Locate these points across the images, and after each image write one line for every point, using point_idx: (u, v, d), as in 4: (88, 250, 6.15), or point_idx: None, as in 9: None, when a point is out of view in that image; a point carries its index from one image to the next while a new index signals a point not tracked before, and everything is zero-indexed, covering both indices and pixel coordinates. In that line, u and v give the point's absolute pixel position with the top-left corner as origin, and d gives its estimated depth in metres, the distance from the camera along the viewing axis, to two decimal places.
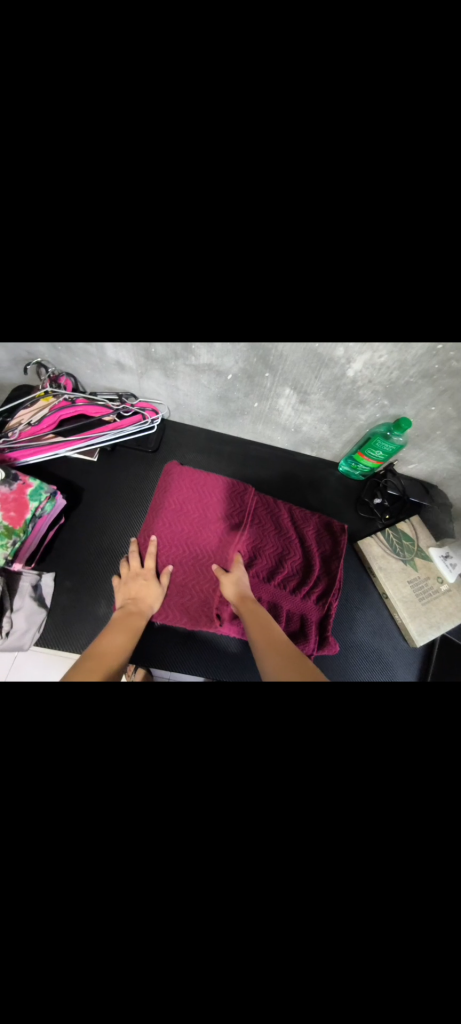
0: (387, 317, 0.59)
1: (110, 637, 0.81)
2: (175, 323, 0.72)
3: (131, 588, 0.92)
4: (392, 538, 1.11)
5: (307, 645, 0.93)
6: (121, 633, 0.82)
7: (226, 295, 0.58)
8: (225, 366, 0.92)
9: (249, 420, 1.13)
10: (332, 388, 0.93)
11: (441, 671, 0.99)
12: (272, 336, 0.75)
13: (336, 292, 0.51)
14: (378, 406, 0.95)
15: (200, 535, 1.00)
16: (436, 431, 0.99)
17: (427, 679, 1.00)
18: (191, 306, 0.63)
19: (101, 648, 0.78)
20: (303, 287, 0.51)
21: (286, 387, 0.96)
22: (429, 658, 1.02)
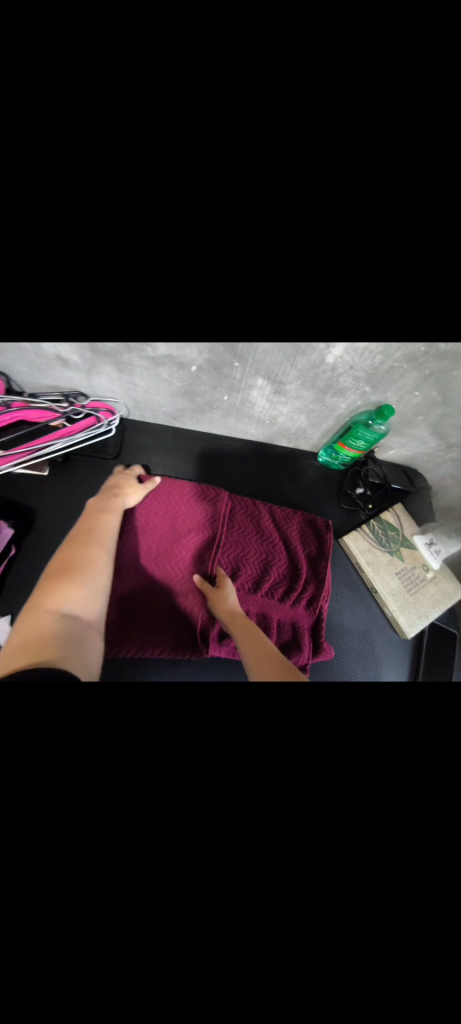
0: (376, 311, 0.52)
1: (94, 535, 0.79)
2: (123, 315, 0.59)
3: (114, 487, 0.91)
4: (377, 531, 1.07)
5: (302, 653, 0.89)
6: (104, 532, 0.81)
7: (184, 279, 0.47)
8: (188, 357, 0.80)
9: (219, 415, 1.02)
10: (310, 377, 0.83)
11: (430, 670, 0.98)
12: (242, 328, 0.64)
13: (319, 271, 0.42)
14: (359, 393, 0.87)
15: (175, 555, 0.91)
16: (419, 416, 0.94)
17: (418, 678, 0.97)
18: (139, 292, 0.50)
19: (87, 554, 0.74)
20: (282, 250, 0.40)
21: (259, 377, 0.85)
22: (419, 657, 1.00)
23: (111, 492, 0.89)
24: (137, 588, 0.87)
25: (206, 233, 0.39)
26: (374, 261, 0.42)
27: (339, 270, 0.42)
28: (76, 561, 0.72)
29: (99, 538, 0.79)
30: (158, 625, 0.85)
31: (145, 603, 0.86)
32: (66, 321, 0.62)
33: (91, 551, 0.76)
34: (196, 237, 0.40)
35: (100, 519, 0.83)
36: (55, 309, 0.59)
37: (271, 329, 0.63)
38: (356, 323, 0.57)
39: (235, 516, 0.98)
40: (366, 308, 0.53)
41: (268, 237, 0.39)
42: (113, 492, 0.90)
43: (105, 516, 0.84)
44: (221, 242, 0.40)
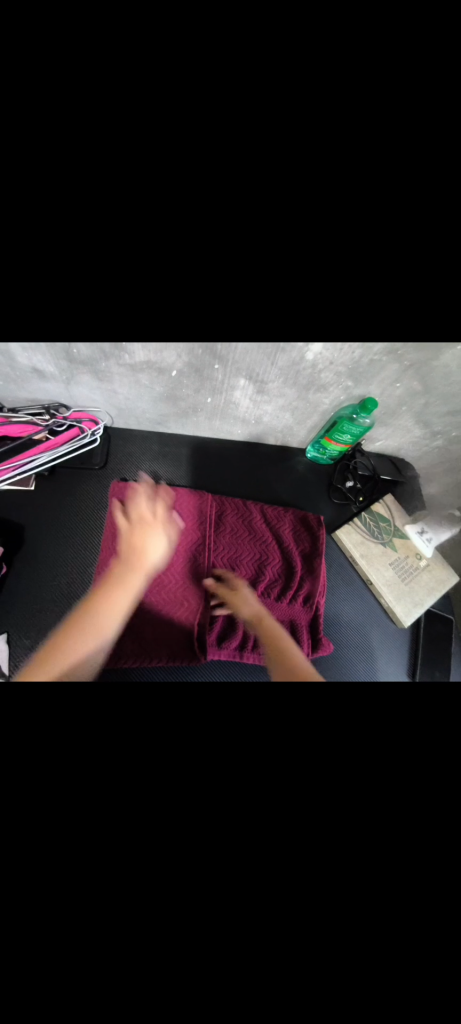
0: (350, 305, 0.52)
1: (108, 592, 0.79)
2: (96, 314, 0.58)
3: (136, 532, 0.88)
4: (369, 523, 1.08)
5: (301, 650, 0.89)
6: (121, 592, 0.79)
7: (153, 278, 0.46)
8: (167, 361, 0.79)
9: (204, 417, 1.01)
10: (291, 373, 0.83)
11: (428, 670, 0.98)
12: (220, 329, 0.64)
13: (288, 267, 0.42)
14: (342, 388, 0.87)
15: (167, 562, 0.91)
16: (402, 407, 0.94)
17: (416, 675, 0.98)
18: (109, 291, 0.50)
19: (94, 613, 0.76)
20: (248, 240, 0.40)
21: (241, 378, 0.85)
22: (416, 652, 1.00)
23: (133, 537, 0.87)
24: None
25: (176, 218, 0.38)
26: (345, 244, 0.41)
27: (310, 257, 0.42)
28: (86, 619, 0.76)
29: (112, 597, 0.78)
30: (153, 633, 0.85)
31: (140, 610, 0.86)
32: (39, 320, 0.61)
33: (102, 610, 0.76)
34: (163, 230, 0.39)
35: (119, 574, 0.82)
36: (27, 316, 0.59)
37: (248, 328, 0.62)
38: (334, 315, 0.57)
39: (227, 519, 0.98)
40: (341, 304, 0.53)
41: (235, 220, 0.38)
42: (132, 541, 0.87)
43: (124, 574, 0.82)
44: (191, 227, 0.39)
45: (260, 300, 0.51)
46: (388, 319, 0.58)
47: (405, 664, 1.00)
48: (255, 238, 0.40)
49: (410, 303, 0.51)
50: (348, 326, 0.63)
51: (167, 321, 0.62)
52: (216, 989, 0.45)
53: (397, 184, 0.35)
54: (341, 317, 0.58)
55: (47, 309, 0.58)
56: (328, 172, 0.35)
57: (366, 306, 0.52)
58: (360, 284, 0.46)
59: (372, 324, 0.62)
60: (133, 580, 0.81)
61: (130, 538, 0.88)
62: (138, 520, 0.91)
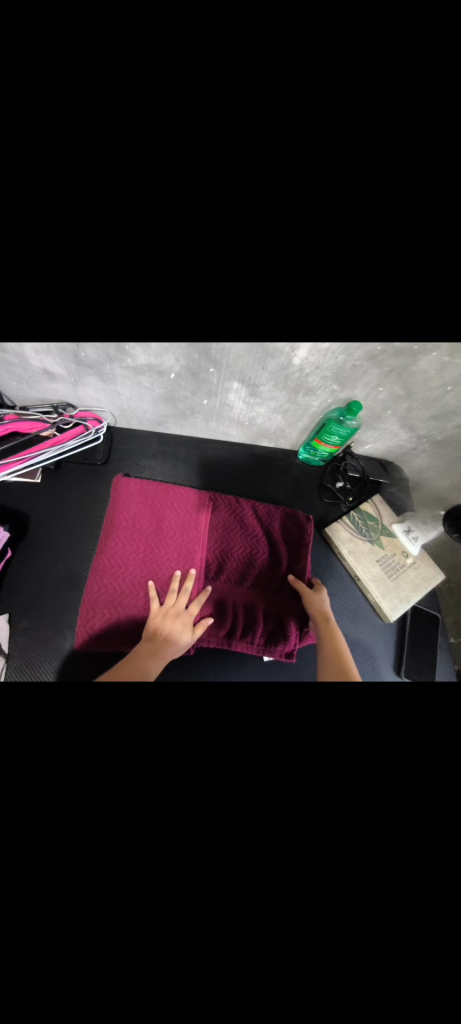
0: (328, 309, 0.59)
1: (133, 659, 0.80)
2: (102, 318, 0.66)
3: (166, 617, 0.87)
4: (357, 520, 1.12)
5: (287, 643, 0.91)
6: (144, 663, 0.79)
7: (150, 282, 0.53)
8: (166, 365, 0.87)
9: (201, 419, 1.08)
10: (280, 377, 0.90)
11: (413, 669, 1.00)
12: (213, 330, 0.71)
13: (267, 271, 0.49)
14: (329, 391, 0.94)
15: (161, 554, 0.96)
16: (387, 412, 1.01)
17: (401, 672, 1.00)
18: (112, 291, 0.57)
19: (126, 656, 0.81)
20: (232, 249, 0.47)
21: (234, 381, 0.92)
22: (401, 649, 1.03)
23: (164, 625, 0.85)
24: (127, 587, 0.91)
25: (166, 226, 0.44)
26: None
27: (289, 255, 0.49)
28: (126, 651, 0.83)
29: (139, 659, 0.80)
30: (143, 610, 0.90)
31: (132, 593, 0.91)
32: (53, 323, 0.68)
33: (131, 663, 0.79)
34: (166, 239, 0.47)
35: (145, 648, 0.81)
36: (43, 317, 0.67)
37: (237, 331, 0.69)
38: (320, 316, 0.62)
39: (219, 516, 1.03)
40: (320, 307, 0.59)
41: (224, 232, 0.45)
42: (161, 629, 0.85)
43: (150, 652, 0.81)
44: None
45: (248, 302, 0.58)
46: (362, 323, 0.65)
47: (391, 656, 1.02)
48: (214, 226, 0.43)
49: (381, 305, 0.57)
50: (328, 329, 0.69)
51: (166, 325, 0.70)
52: None
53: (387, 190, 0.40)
54: (320, 320, 0.65)
55: (56, 311, 0.64)
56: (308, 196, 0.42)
57: (342, 307, 0.59)
58: (330, 290, 0.52)
59: (351, 327, 0.68)
60: (153, 661, 0.80)
61: (160, 623, 0.86)
62: (171, 609, 0.88)
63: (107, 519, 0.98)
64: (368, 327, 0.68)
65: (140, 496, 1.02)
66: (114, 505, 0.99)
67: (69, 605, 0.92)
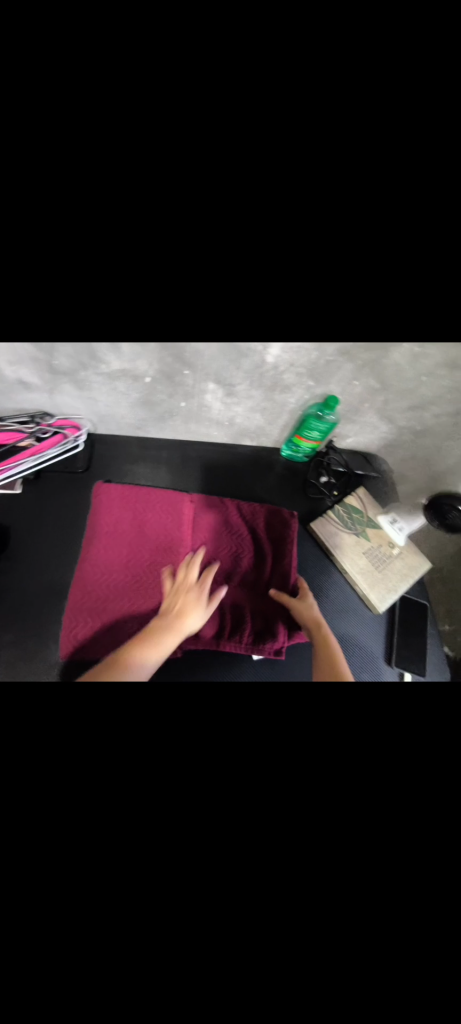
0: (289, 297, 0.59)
1: (148, 638, 0.81)
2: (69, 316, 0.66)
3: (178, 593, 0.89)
4: (343, 514, 1.12)
5: (276, 643, 0.92)
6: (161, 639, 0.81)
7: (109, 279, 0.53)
8: (140, 368, 0.87)
9: (181, 421, 1.08)
10: (256, 376, 0.90)
11: (403, 658, 1.00)
12: (182, 327, 0.71)
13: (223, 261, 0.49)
14: (305, 387, 0.94)
15: (144, 557, 0.96)
16: (365, 405, 1.01)
17: (392, 662, 1.00)
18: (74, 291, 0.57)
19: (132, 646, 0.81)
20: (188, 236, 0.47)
21: (210, 382, 0.92)
22: (391, 639, 1.03)
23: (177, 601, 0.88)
24: (112, 592, 0.91)
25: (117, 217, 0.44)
26: (266, 238, 0.49)
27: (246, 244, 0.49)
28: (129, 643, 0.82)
29: (154, 637, 0.81)
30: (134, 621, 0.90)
31: (117, 597, 0.91)
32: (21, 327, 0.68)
33: (144, 644, 0.80)
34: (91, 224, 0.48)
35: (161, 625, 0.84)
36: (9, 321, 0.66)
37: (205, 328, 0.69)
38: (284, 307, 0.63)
39: (203, 518, 1.03)
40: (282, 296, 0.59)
41: (181, 214, 0.47)
42: (176, 606, 0.87)
43: (165, 629, 0.83)
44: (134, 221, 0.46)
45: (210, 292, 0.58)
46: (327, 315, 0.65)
47: (382, 647, 1.02)
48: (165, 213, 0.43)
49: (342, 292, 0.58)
50: (296, 322, 0.70)
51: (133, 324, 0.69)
52: None
53: (329, 175, 0.44)
54: (286, 308, 0.65)
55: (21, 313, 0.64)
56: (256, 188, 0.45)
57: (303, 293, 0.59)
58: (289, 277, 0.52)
59: (318, 318, 0.69)
60: (170, 635, 0.82)
61: (173, 599, 0.88)
62: (183, 584, 0.90)
63: (89, 524, 0.98)
64: (334, 315, 0.69)
65: (121, 500, 1.02)
66: (95, 509, 0.99)
67: (53, 614, 0.91)
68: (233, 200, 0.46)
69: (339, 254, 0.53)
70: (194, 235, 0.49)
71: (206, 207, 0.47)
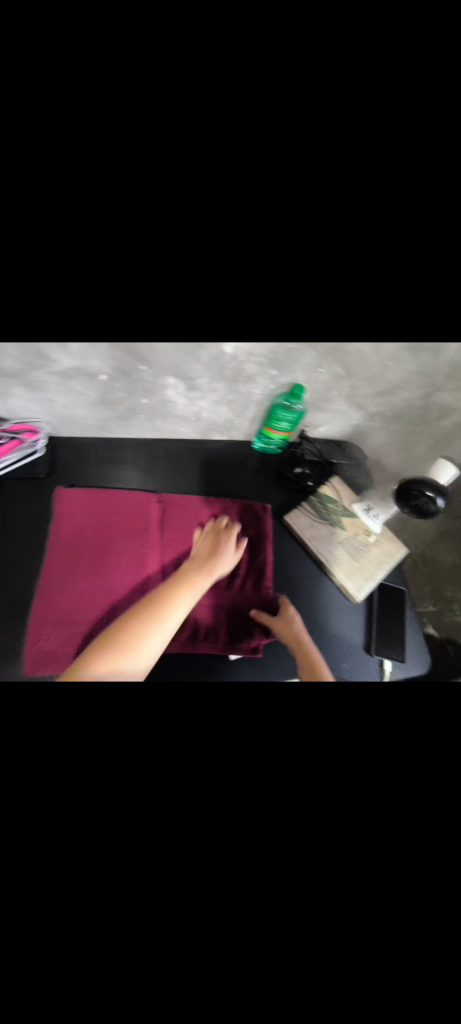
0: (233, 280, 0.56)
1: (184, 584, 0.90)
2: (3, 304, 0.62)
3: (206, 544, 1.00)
4: (317, 505, 1.12)
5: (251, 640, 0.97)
6: (196, 582, 0.90)
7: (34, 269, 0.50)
8: (93, 366, 0.83)
9: (145, 419, 1.04)
10: (216, 368, 0.87)
11: (383, 645, 1.01)
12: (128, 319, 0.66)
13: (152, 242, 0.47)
14: (269, 376, 0.91)
15: (110, 558, 0.95)
16: (332, 392, 0.99)
17: (371, 650, 1.01)
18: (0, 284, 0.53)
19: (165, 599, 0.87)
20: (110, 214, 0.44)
21: (169, 376, 0.88)
22: (371, 628, 1.03)
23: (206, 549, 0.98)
24: (79, 594, 0.91)
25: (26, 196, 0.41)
26: (195, 215, 0.46)
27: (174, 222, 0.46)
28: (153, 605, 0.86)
29: (188, 583, 0.90)
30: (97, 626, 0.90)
31: (84, 598, 0.91)
32: None
33: (179, 589, 0.89)
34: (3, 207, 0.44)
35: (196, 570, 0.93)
36: None
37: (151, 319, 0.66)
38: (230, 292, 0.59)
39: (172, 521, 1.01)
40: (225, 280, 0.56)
41: (96, 189, 0.43)
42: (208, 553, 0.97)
43: (199, 573, 0.93)
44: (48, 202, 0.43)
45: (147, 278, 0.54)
46: (278, 299, 0.62)
47: (361, 636, 1.02)
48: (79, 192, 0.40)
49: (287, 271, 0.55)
50: (244, 303, 0.65)
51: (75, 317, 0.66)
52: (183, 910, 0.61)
53: (253, 126, 0.40)
54: (221, 277, 0.57)
55: None
56: (149, 119, 0.39)
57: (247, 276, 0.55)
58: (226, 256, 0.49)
59: (270, 303, 0.65)
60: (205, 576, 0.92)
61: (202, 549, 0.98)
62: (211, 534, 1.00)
63: (52, 528, 0.97)
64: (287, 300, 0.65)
65: (86, 503, 1.00)
66: (59, 513, 0.98)
67: (20, 624, 0.89)
68: (136, 148, 0.40)
69: (280, 231, 0.49)
70: (117, 214, 0.45)
71: (115, 171, 0.42)
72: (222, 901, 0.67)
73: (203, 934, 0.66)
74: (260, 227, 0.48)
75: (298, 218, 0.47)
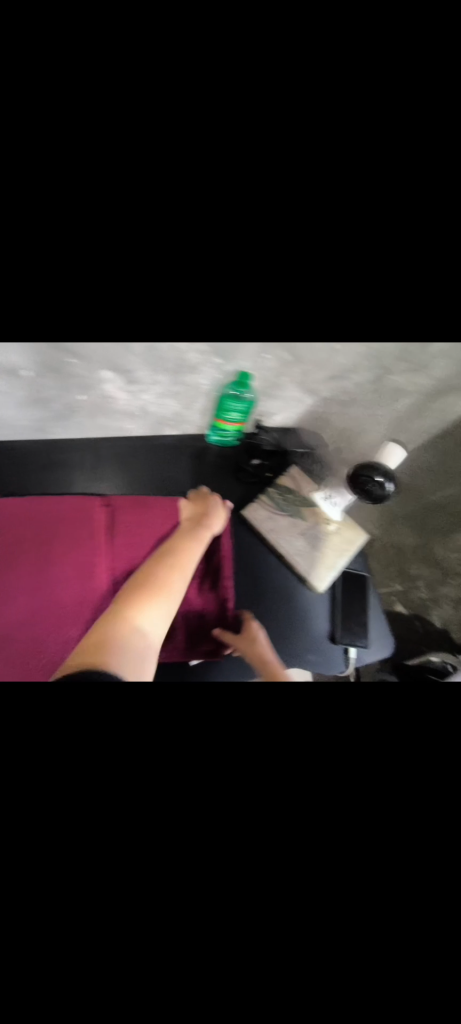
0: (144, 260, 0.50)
1: (186, 548, 0.96)
2: None
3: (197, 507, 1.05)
4: (276, 497, 1.09)
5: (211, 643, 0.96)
6: (196, 544, 0.98)
7: None
8: (13, 362, 0.75)
9: (87, 418, 0.97)
10: (154, 360, 0.81)
11: (347, 631, 1.02)
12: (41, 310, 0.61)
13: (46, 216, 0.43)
14: (213, 366, 0.86)
15: (55, 573, 0.88)
16: (283, 379, 0.95)
17: (336, 637, 1.01)
18: None
19: (170, 565, 0.93)
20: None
21: (104, 371, 0.81)
22: (335, 616, 1.03)
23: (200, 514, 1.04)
24: (23, 610, 0.85)
25: None
26: None
27: None
28: (159, 569, 0.92)
29: (190, 547, 0.97)
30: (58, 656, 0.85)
31: (31, 612, 0.85)
32: None
33: (182, 554, 0.96)
34: None
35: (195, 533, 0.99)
36: None
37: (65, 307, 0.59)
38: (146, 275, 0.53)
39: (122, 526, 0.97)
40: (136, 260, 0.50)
41: None
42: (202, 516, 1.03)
43: (198, 536, 0.99)
44: None
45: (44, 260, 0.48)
46: (203, 283, 0.57)
47: (326, 625, 1.02)
48: None
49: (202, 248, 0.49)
50: (167, 287, 0.59)
51: None
52: (147, 937, 0.57)
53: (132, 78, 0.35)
54: (132, 257, 0.51)
55: None
56: None
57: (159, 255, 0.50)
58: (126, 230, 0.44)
59: (196, 287, 0.60)
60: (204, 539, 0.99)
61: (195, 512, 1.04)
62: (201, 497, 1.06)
63: None
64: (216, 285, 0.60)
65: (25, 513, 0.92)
66: None
67: None
68: None
69: (181, 195, 0.44)
70: None
71: None
72: (192, 948, 0.58)
73: (161, 975, 0.57)
74: (156, 186, 0.43)
75: (199, 183, 0.43)
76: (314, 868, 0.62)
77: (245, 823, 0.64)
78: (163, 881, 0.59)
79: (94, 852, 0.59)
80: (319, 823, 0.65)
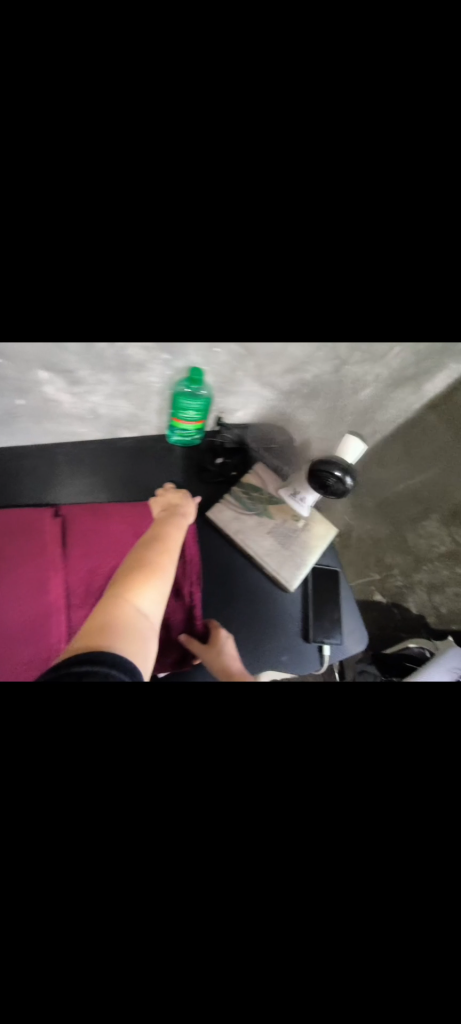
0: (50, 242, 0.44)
1: (162, 542, 0.90)
2: None
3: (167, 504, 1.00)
4: (241, 496, 1.06)
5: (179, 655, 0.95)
6: (173, 538, 0.92)
7: None
8: None
9: (30, 422, 0.90)
10: (94, 357, 0.75)
11: (321, 629, 1.00)
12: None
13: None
14: (161, 362, 0.81)
15: (8, 593, 0.83)
16: (238, 374, 0.91)
17: (310, 635, 0.99)
18: None
19: (150, 559, 0.86)
20: None
21: (39, 371, 0.75)
22: (308, 614, 1.01)
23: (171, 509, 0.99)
24: None
25: None
26: None
27: None
28: (138, 565, 0.85)
29: (165, 542, 0.91)
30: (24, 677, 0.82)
31: None
32: None
33: (158, 549, 0.89)
34: None
35: (170, 527, 0.94)
36: None
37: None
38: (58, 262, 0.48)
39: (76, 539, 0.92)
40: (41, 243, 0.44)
41: None
42: (175, 510, 0.99)
43: (173, 530, 0.94)
44: None
45: None
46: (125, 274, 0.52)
47: (299, 625, 1.00)
48: None
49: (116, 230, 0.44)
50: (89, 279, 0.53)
51: None
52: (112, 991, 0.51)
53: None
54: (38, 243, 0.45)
55: None
56: None
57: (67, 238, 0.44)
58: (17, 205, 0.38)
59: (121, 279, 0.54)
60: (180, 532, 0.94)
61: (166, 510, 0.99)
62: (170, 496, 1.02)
63: None
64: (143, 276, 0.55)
65: None
66: None
67: None
68: None
69: (65, 161, 0.38)
70: None
71: None
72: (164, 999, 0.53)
73: None
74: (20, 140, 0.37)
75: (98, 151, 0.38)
76: (296, 895, 0.56)
77: (217, 851, 0.57)
78: (127, 936, 0.51)
79: (42, 919, 0.50)
80: (300, 842, 0.60)
